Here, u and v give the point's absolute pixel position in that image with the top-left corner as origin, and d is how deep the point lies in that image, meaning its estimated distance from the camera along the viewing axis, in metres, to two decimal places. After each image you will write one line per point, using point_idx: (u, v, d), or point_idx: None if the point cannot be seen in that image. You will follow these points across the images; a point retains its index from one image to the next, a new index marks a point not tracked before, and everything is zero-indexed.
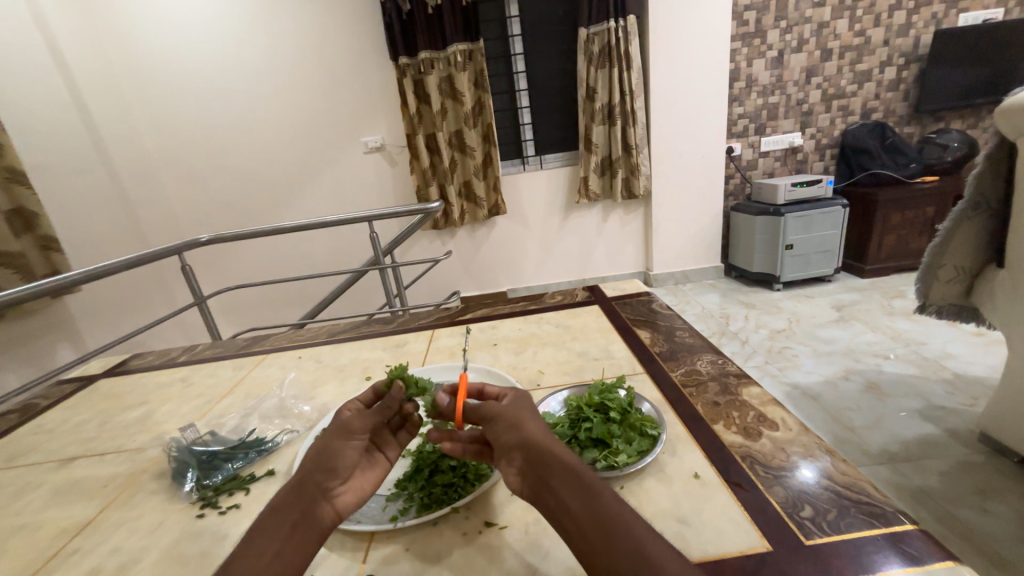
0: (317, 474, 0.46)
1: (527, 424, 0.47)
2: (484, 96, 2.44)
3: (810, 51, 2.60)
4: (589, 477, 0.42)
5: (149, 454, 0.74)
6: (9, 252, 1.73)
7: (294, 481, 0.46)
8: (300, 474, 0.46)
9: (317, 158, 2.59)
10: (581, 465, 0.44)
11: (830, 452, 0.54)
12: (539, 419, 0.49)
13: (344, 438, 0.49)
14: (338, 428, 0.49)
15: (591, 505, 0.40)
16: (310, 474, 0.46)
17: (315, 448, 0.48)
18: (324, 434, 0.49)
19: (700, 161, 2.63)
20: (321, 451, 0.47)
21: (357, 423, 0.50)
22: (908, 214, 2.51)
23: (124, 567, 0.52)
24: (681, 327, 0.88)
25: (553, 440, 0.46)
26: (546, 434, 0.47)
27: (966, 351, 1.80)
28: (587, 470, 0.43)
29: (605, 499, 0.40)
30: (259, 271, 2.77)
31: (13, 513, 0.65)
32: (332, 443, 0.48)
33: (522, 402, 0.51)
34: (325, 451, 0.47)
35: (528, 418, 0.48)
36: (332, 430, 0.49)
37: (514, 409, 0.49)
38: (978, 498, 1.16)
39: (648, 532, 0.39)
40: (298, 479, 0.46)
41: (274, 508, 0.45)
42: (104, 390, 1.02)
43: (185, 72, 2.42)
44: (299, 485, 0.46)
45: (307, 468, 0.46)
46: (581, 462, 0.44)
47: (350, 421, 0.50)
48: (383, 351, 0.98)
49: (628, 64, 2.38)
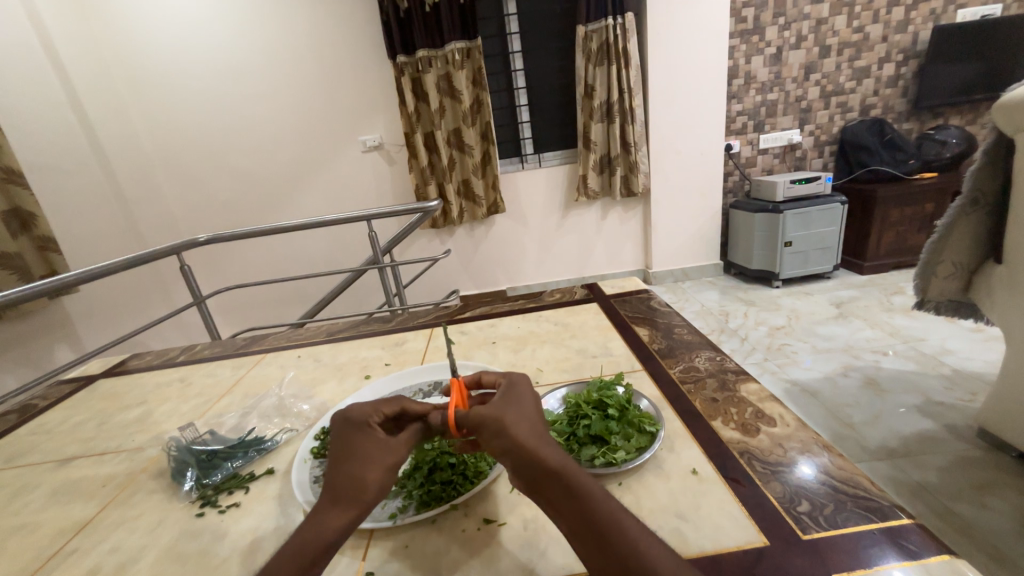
0: (378, 509, 0.46)
1: (512, 426, 0.43)
2: (483, 94, 2.43)
3: (809, 47, 2.59)
4: (580, 480, 0.41)
5: (148, 454, 0.74)
6: (7, 253, 1.73)
7: (350, 515, 0.44)
8: (356, 508, 0.44)
9: (315, 157, 2.59)
10: (571, 465, 0.42)
11: (828, 448, 0.54)
12: (525, 413, 0.45)
13: (399, 471, 0.47)
14: (398, 464, 0.47)
15: (585, 512, 0.39)
16: (369, 509, 0.45)
17: (377, 483, 0.45)
18: (380, 466, 0.46)
19: (699, 158, 2.63)
20: (382, 488, 0.46)
21: (409, 454, 0.48)
22: (907, 211, 2.51)
23: (123, 566, 0.52)
24: (680, 324, 0.88)
25: (539, 439, 0.43)
26: (533, 434, 0.43)
27: (965, 347, 1.81)
28: (577, 471, 0.41)
29: (598, 504, 0.39)
30: (258, 271, 2.77)
31: (13, 513, 0.65)
32: (393, 477, 0.46)
33: (508, 395, 0.48)
34: (385, 487, 0.46)
35: (513, 417, 0.44)
36: (390, 465, 0.46)
37: (496, 407, 0.45)
38: (977, 493, 1.16)
39: (643, 531, 0.39)
40: (356, 514, 0.44)
41: (330, 542, 0.43)
42: (102, 390, 1.02)
43: (183, 71, 2.42)
44: (355, 518, 0.44)
45: (368, 504, 0.45)
46: (569, 460, 0.42)
47: (405, 453, 0.48)
48: (382, 350, 0.98)
49: (626, 61, 2.38)
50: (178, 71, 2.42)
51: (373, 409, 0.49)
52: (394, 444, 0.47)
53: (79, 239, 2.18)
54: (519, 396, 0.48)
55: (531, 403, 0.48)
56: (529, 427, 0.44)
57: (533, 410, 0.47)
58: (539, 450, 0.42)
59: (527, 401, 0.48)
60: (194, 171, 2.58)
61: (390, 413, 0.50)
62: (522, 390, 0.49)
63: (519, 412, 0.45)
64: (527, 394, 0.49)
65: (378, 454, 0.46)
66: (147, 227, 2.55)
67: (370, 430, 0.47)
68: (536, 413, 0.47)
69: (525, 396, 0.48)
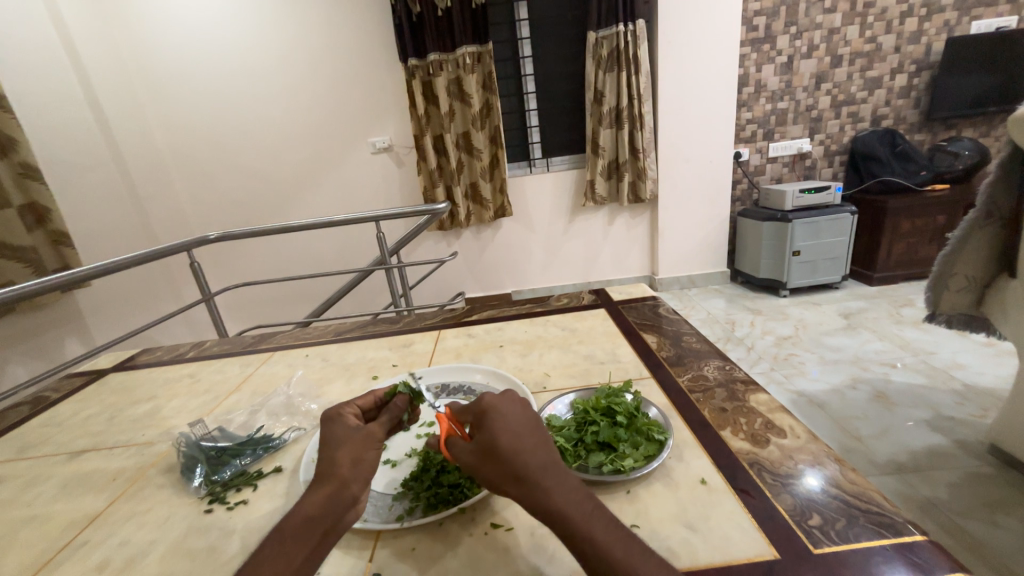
0: (353, 486, 0.45)
1: (500, 461, 0.42)
2: (493, 98, 2.44)
3: (820, 57, 2.59)
4: (570, 511, 0.40)
5: (157, 449, 0.75)
6: (21, 246, 1.75)
7: (325, 491, 0.45)
8: (331, 484, 0.45)
9: (325, 158, 2.61)
10: (562, 495, 0.40)
11: (838, 461, 0.54)
12: (514, 437, 0.44)
13: (372, 449, 0.48)
14: (365, 439, 0.48)
15: (573, 546, 0.39)
16: (346, 484, 0.45)
17: (347, 457, 0.46)
18: (348, 442, 0.48)
19: (708, 167, 2.62)
20: (353, 462, 0.46)
21: (379, 431, 0.50)
22: (917, 222, 2.49)
23: (131, 561, 0.53)
24: (688, 331, 0.88)
25: (531, 466, 0.42)
26: (521, 462, 0.42)
27: (976, 361, 1.79)
28: (569, 502, 0.40)
29: (588, 532, 0.39)
30: (265, 270, 2.79)
31: (24, 504, 0.66)
32: (362, 453, 0.47)
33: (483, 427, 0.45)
34: (358, 462, 0.47)
35: (502, 445, 0.43)
36: (359, 440, 0.48)
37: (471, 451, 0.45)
38: (988, 511, 1.14)
39: (636, 551, 0.38)
40: (334, 489, 0.44)
41: (309, 517, 0.43)
42: (113, 384, 1.03)
43: (197, 71, 2.45)
44: (331, 494, 0.44)
45: (342, 480, 0.45)
46: (549, 488, 0.41)
47: (375, 431, 0.50)
48: (389, 351, 0.98)
49: (636, 68, 2.38)
50: (193, 70, 2.45)
51: (349, 400, 0.54)
52: (363, 427, 0.50)
53: (91, 234, 2.20)
54: (501, 420, 0.45)
55: (516, 422, 0.45)
56: (518, 454, 0.42)
57: (522, 428, 0.45)
58: (533, 476, 0.41)
59: (511, 420, 0.45)
60: (206, 168, 2.61)
61: (368, 407, 0.55)
62: (500, 407, 0.46)
63: (500, 442, 0.43)
64: (514, 408, 0.47)
65: (348, 434, 0.49)
66: (159, 225, 2.58)
67: (342, 419, 0.51)
68: (513, 436, 0.44)
69: (507, 415, 0.46)
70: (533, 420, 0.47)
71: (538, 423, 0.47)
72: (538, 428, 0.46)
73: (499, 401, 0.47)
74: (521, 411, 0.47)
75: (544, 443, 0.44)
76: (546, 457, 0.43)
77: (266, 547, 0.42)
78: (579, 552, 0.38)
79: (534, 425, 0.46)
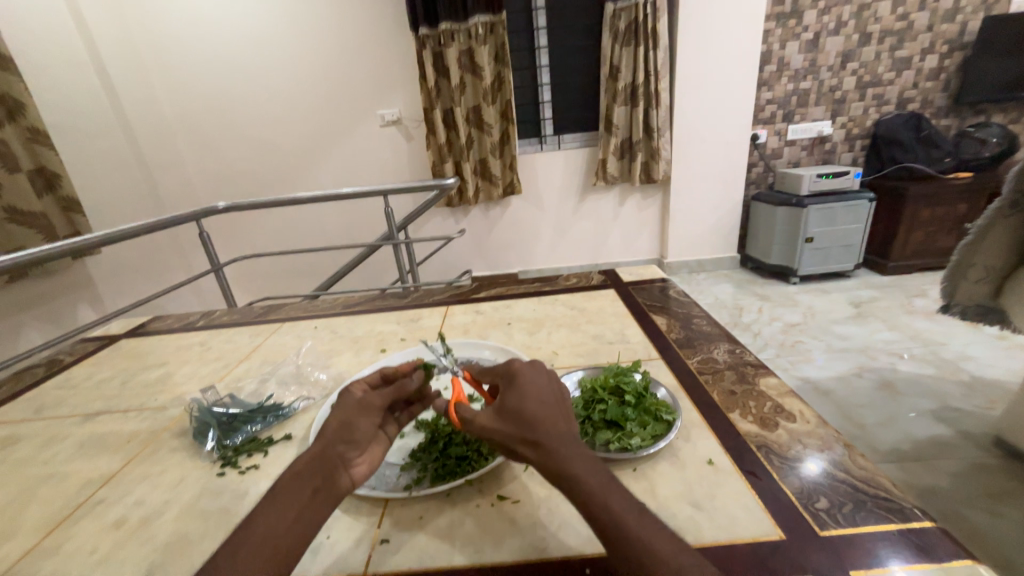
0: (336, 446, 0.47)
1: (521, 424, 0.44)
2: (505, 72, 2.38)
3: (848, 34, 2.48)
4: (588, 479, 0.40)
5: (170, 413, 0.76)
6: (33, 212, 1.76)
7: (314, 452, 0.47)
8: (321, 444, 0.47)
9: (332, 131, 2.58)
10: (582, 463, 0.41)
11: (848, 446, 0.54)
12: (539, 406, 0.45)
13: (364, 414, 0.50)
14: (357, 404, 0.50)
15: (587, 513, 0.39)
16: (330, 446, 0.47)
17: (336, 420, 0.49)
18: (343, 408, 0.50)
19: (723, 148, 2.55)
20: (342, 424, 0.48)
21: (374, 399, 0.51)
22: (937, 211, 2.43)
23: (148, 519, 0.54)
24: (698, 314, 0.87)
25: (549, 431, 0.43)
26: (543, 429, 0.43)
27: (987, 354, 1.76)
28: (586, 472, 0.40)
29: (604, 498, 0.39)
30: (273, 242, 2.80)
31: (42, 462, 0.68)
32: (352, 418, 0.49)
33: (511, 391, 0.47)
34: (346, 425, 0.48)
35: (526, 412, 0.44)
36: (352, 405, 0.50)
37: (497, 415, 0.46)
38: (988, 501, 1.15)
39: (648, 522, 0.38)
40: (319, 449, 0.47)
41: (294, 472, 0.45)
42: (126, 349, 1.05)
43: (204, 38, 2.40)
44: (318, 452, 0.47)
45: (327, 440, 0.47)
46: (571, 458, 0.41)
47: (369, 399, 0.51)
48: (397, 325, 0.99)
49: (654, 42, 2.29)
50: (200, 37, 2.40)
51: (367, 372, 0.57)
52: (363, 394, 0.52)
53: (101, 202, 2.21)
54: (528, 388, 0.47)
55: (543, 394, 0.47)
56: (542, 419, 0.44)
57: (549, 399, 0.47)
58: (553, 442, 0.42)
59: (536, 389, 0.47)
60: (213, 139, 2.59)
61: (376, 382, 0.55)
62: (532, 379, 0.48)
63: (523, 411, 0.44)
64: (542, 381, 0.48)
65: (346, 400, 0.51)
66: (167, 194, 2.58)
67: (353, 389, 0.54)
68: (537, 406, 0.45)
69: (537, 386, 0.48)
70: (558, 394, 0.48)
71: (562, 397, 0.48)
72: (558, 399, 0.47)
73: (530, 373, 0.49)
74: (547, 387, 0.48)
75: (564, 417, 0.45)
76: (567, 428, 0.44)
77: (261, 505, 0.43)
78: (593, 517, 0.39)
79: (558, 399, 0.47)
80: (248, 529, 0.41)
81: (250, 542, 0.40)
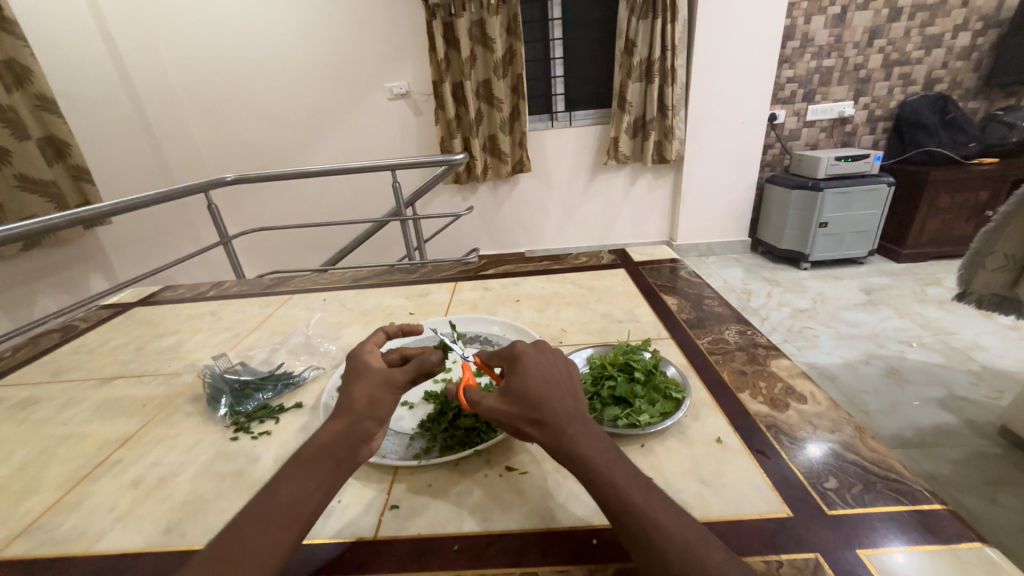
0: (366, 422, 0.46)
1: (527, 406, 0.44)
2: (516, 44, 2.31)
3: (878, 9, 2.36)
4: (595, 459, 0.40)
5: (184, 379, 0.78)
6: (44, 180, 1.77)
7: (341, 425, 0.46)
8: (348, 416, 0.46)
9: (339, 103, 2.53)
10: (588, 443, 0.41)
11: (859, 429, 0.53)
12: (543, 385, 0.45)
13: (389, 390, 0.48)
14: (383, 380, 0.48)
15: (595, 492, 0.39)
16: (357, 421, 0.46)
17: (362, 395, 0.47)
18: (368, 381, 0.48)
19: (739, 127, 2.48)
20: (369, 399, 0.47)
21: (398, 374, 0.48)
22: (958, 198, 2.36)
23: (164, 479, 0.56)
24: (710, 295, 0.86)
25: (553, 412, 0.43)
26: (548, 409, 0.43)
27: (999, 344, 1.74)
28: (594, 452, 0.40)
29: (611, 477, 0.39)
30: (281, 216, 2.79)
31: (61, 423, 0.70)
32: (378, 394, 0.47)
33: (514, 372, 0.47)
34: (373, 401, 0.47)
35: (530, 393, 0.44)
36: (377, 380, 0.48)
37: (501, 397, 0.46)
38: (989, 488, 1.15)
39: (657, 499, 0.38)
40: (346, 424, 0.46)
41: (322, 446, 0.45)
42: (139, 316, 1.06)
43: (209, 3, 2.34)
44: (347, 427, 0.46)
45: (355, 415, 0.46)
46: (576, 438, 0.41)
47: (394, 374, 0.48)
48: (406, 300, 0.99)
49: (673, 15, 2.20)
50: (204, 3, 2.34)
51: (374, 337, 0.55)
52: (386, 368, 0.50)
53: (110, 172, 2.20)
54: (531, 368, 0.46)
55: (547, 373, 0.46)
56: (546, 400, 0.44)
57: (553, 378, 0.46)
58: (558, 423, 0.42)
59: (539, 369, 0.46)
60: (220, 110, 2.56)
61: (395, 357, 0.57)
62: (535, 357, 0.48)
63: (526, 392, 0.44)
64: (545, 360, 0.48)
65: (369, 372, 0.49)
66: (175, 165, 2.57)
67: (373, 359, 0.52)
68: (541, 386, 0.45)
69: (541, 365, 0.47)
70: (565, 371, 0.47)
71: (568, 374, 0.48)
72: (564, 377, 0.47)
73: (532, 352, 0.48)
74: (551, 365, 0.47)
75: (570, 395, 0.45)
76: (573, 406, 0.44)
77: (284, 473, 0.43)
78: (601, 495, 0.39)
79: (563, 377, 0.47)
80: (275, 498, 0.41)
81: (276, 510, 0.40)
